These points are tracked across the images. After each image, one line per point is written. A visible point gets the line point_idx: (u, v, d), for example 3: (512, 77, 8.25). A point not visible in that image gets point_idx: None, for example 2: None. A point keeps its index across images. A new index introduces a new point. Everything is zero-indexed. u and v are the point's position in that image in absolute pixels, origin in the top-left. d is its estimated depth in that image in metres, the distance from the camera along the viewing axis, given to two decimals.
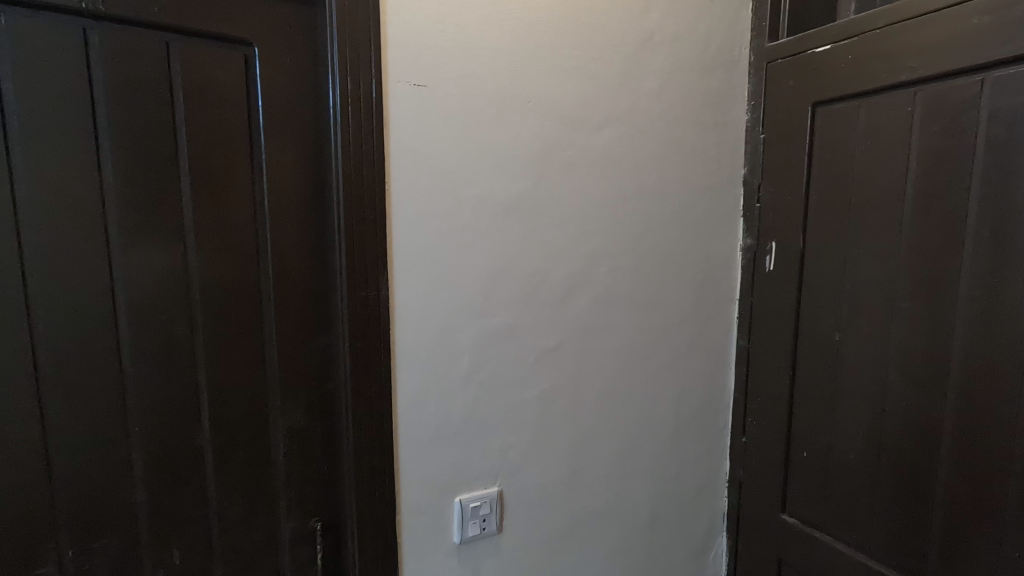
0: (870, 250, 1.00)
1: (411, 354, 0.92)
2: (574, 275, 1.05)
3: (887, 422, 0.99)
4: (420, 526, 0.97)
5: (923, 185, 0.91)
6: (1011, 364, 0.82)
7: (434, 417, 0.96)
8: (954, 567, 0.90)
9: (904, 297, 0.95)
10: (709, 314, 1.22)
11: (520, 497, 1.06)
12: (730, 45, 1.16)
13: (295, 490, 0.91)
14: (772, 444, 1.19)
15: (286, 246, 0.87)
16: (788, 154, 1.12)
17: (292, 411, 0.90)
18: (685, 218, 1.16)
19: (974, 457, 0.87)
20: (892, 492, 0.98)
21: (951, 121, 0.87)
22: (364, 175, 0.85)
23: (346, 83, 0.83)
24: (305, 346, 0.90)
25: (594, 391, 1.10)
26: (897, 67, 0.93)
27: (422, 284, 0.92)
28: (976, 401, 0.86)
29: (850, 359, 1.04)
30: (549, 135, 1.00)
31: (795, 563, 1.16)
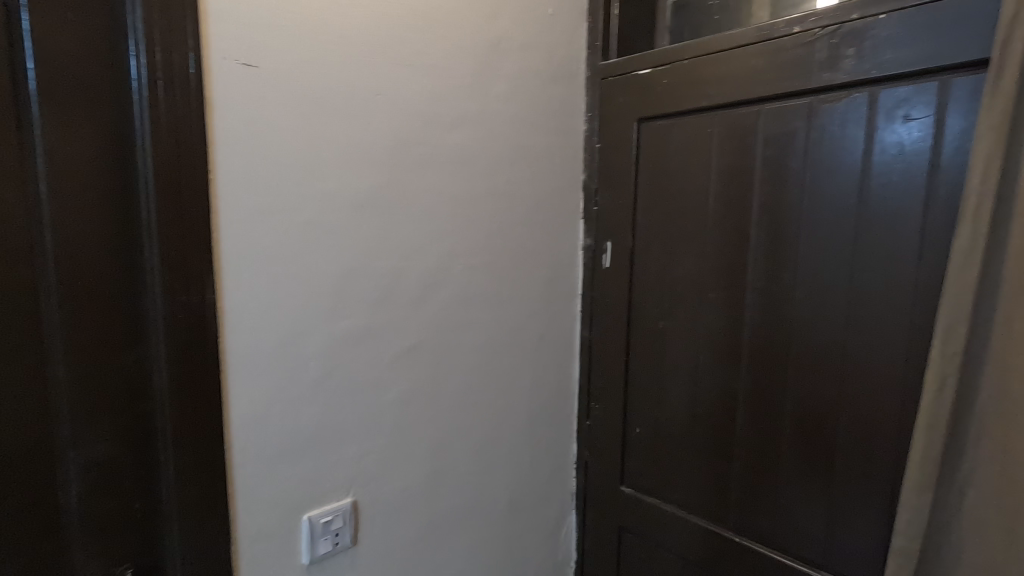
0: (684, 249, 1.16)
1: (248, 364, 0.83)
2: (429, 274, 1.05)
3: (699, 396, 1.16)
4: (263, 552, 0.88)
5: (721, 195, 1.09)
6: (784, 340, 1.02)
7: (277, 431, 0.87)
8: (749, 511, 1.10)
9: (710, 289, 1.12)
10: (556, 308, 1.31)
11: (376, 505, 1.02)
12: (570, 60, 1.26)
13: (95, 535, 0.76)
14: (612, 424, 1.32)
15: (75, 242, 0.71)
16: (620, 163, 1.25)
17: (90, 440, 0.75)
18: (534, 219, 1.23)
19: (760, 418, 1.07)
20: (704, 454, 1.16)
21: (739, 143, 1.05)
22: (183, 161, 0.74)
23: (155, 53, 0.71)
24: (106, 362, 0.75)
25: (451, 389, 1.11)
26: (701, 94, 1.09)
27: (259, 286, 0.83)
28: (761, 372, 1.06)
29: (671, 343, 1.20)
30: (399, 131, 0.97)
31: (632, 528, 1.30)
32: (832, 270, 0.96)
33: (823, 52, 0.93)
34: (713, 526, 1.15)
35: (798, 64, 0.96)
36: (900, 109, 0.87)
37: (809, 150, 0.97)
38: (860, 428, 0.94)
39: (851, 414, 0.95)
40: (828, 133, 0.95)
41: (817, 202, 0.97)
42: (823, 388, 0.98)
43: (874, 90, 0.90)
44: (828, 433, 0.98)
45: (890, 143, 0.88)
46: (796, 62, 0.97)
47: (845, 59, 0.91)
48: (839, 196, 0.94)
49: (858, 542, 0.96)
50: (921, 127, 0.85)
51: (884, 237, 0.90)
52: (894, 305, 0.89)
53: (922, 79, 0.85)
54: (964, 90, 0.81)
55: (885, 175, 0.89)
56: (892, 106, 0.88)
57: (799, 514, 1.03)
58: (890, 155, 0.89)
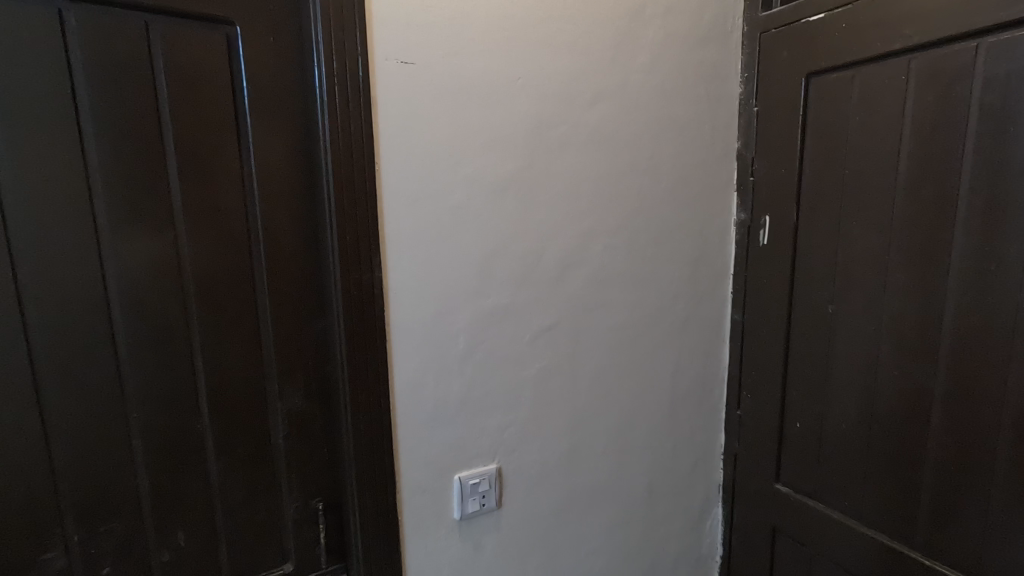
0: (863, 222, 0.99)
1: (408, 336, 0.93)
2: (569, 255, 1.05)
3: (880, 392, 1.00)
4: (421, 504, 0.98)
5: (917, 156, 0.91)
6: (1003, 332, 0.83)
7: (432, 397, 0.96)
8: (943, 531, 0.92)
9: (897, 269, 0.95)
10: (703, 289, 1.23)
11: (518, 474, 1.07)
12: (723, 16, 1.14)
13: (296, 472, 0.93)
14: (767, 417, 1.21)
15: (278, 230, 0.86)
16: (782, 127, 1.11)
17: (291, 394, 0.90)
18: (679, 194, 1.16)
19: (964, 423, 0.89)
20: (883, 460, 1.00)
21: (945, 90, 0.86)
22: (354, 156, 0.84)
23: (332, 63, 0.81)
24: (300, 330, 0.90)
25: (590, 369, 1.11)
26: (891, 35, 0.92)
27: (416, 266, 0.92)
28: (967, 369, 0.87)
29: (842, 331, 1.05)
30: (540, 112, 0.98)
31: (789, 531, 1.18)
32: None
33: None
34: (894, 543, 1.00)
35: None
36: None
37: None
38: None
39: None
40: None
41: None
42: None
43: None
44: None
45: None
46: None
47: None
48: None
49: None
50: None
51: None
52: None
53: None
54: None
55: None
56: None
57: (1017, 545, 0.84)
58: None
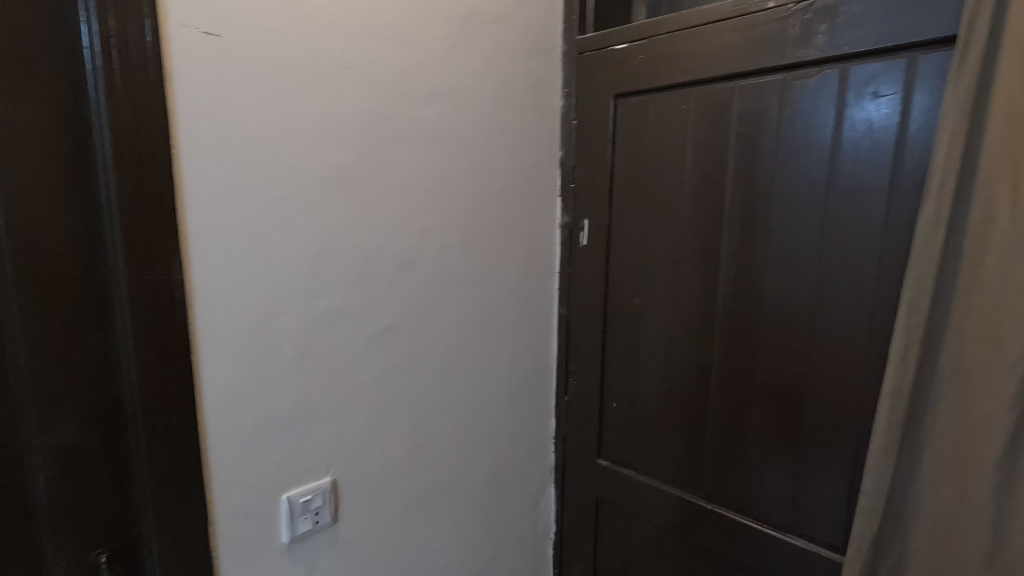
0: (660, 226, 1.17)
1: (220, 345, 0.82)
2: (405, 254, 1.03)
3: (674, 370, 1.18)
4: (242, 533, 0.88)
5: (696, 172, 1.10)
6: (755, 315, 1.05)
7: (253, 412, 0.86)
8: (720, 479, 1.14)
9: (685, 266, 1.14)
10: (534, 287, 1.31)
11: (356, 483, 1.02)
12: (546, 34, 1.24)
13: (66, 521, 0.75)
14: (590, 400, 1.35)
15: (31, 221, 0.68)
16: (597, 140, 1.24)
17: (56, 425, 0.73)
18: (511, 197, 1.22)
19: (732, 390, 1.10)
20: (678, 427, 1.19)
21: (714, 120, 1.06)
22: (143, 135, 0.71)
23: (107, 20, 0.67)
24: (69, 345, 0.73)
25: (429, 368, 1.11)
26: (677, 69, 1.09)
27: (229, 265, 0.81)
28: (734, 346, 1.08)
29: (646, 319, 1.22)
30: (371, 106, 0.95)
31: (609, 499, 1.33)
32: (802, 245, 0.98)
33: (797, 29, 0.94)
34: (688, 496, 1.19)
35: (772, 40, 0.96)
36: (870, 86, 0.89)
37: (781, 127, 0.98)
38: (826, 397, 0.98)
39: (818, 384, 0.99)
40: (800, 110, 0.96)
41: (789, 179, 0.98)
42: (792, 361, 1.01)
43: (845, 67, 0.91)
44: (797, 403, 1.02)
45: (859, 120, 0.90)
46: (769, 38, 0.97)
47: (818, 35, 0.92)
48: (810, 173, 0.96)
49: (824, 506, 1.00)
50: (889, 104, 0.87)
51: (851, 214, 0.92)
52: (860, 279, 0.92)
53: (892, 55, 0.86)
54: (931, 67, 0.83)
55: (853, 153, 0.91)
56: (862, 83, 0.89)
57: (768, 481, 1.07)
58: (859, 132, 0.90)
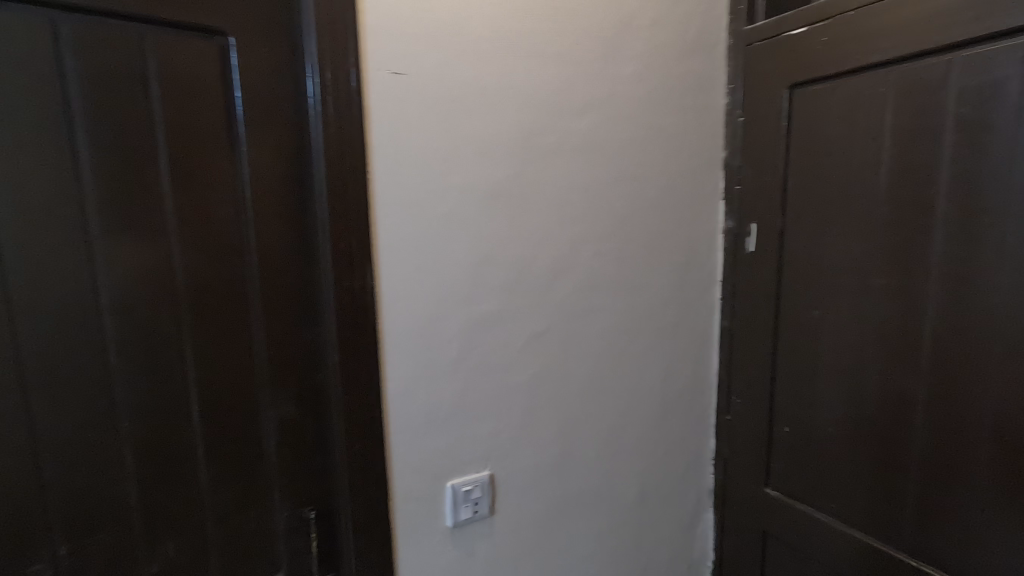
0: (846, 229, 1.02)
1: (400, 343, 0.93)
2: (560, 262, 1.07)
3: (865, 396, 1.02)
4: (414, 511, 0.98)
5: (896, 165, 0.94)
6: (981, 335, 0.85)
7: (424, 404, 0.97)
8: (928, 532, 0.94)
9: (880, 274, 0.98)
10: (692, 296, 1.24)
11: (511, 480, 1.08)
12: (708, 29, 1.17)
13: (287, 480, 0.92)
14: (756, 421, 1.22)
15: (271, 238, 0.87)
16: (766, 136, 1.13)
17: (282, 402, 0.90)
18: (667, 203, 1.18)
19: (946, 424, 0.91)
20: (870, 462, 1.02)
21: (922, 102, 0.89)
22: (348, 165, 0.85)
23: (324, 73, 0.82)
24: (292, 338, 0.90)
25: (581, 375, 1.12)
26: (870, 48, 0.95)
27: (408, 273, 0.92)
28: (949, 372, 0.89)
29: (827, 335, 1.07)
30: (530, 122, 1.00)
31: (779, 534, 1.20)
32: None
33: None
34: (882, 545, 1.01)
35: None
36: None
37: None
38: None
39: None
40: None
41: None
42: None
43: None
44: None
45: None
46: None
47: None
48: None
49: None
50: None
51: None
52: None
53: None
54: None
55: None
56: None
57: (1000, 544, 0.85)
58: None
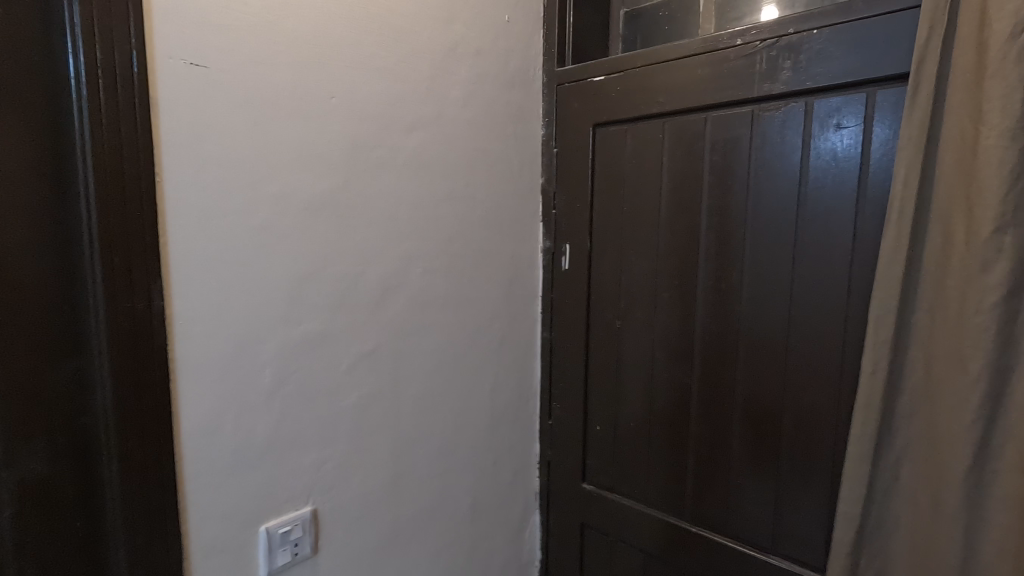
0: (639, 250, 1.20)
1: (200, 372, 0.81)
2: (388, 278, 1.04)
3: (656, 392, 1.20)
4: (217, 567, 0.85)
5: (673, 198, 1.13)
6: (732, 336, 1.08)
7: (231, 440, 0.85)
8: (704, 501, 1.14)
9: (664, 289, 1.16)
10: (516, 310, 1.32)
11: (337, 513, 1.00)
12: (526, 65, 1.28)
13: (32, 557, 0.72)
14: (573, 423, 1.35)
15: (9, 249, 0.68)
16: (576, 167, 1.28)
17: (24, 458, 0.71)
18: (492, 222, 1.24)
19: (712, 411, 1.11)
20: (661, 449, 1.20)
21: (689, 148, 1.10)
22: (127, 164, 0.71)
23: (93, 50, 0.68)
24: (42, 375, 0.71)
25: (412, 393, 1.11)
26: (652, 100, 1.14)
27: (210, 291, 0.81)
28: (713, 368, 1.10)
29: (627, 341, 1.24)
30: (356, 135, 0.97)
31: (594, 524, 1.33)
32: (774, 269, 1.01)
33: (763, 64, 0.99)
34: (672, 519, 1.19)
35: (741, 75, 1.02)
36: (832, 118, 0.93)
37: (752, 155, 1.03)
38: (803, 417, 1.00)
39: (796, 404, 1.01)
40: (768, 140, 1.00)
41: (761, 206, 1.02)
42: (770, 381, 1.03)
43: (809, 101, 0.96)
44: (775, 423, 1.03)
45: (823, 150, 0.95)
46: (738, 73, 1.02)
47: (783, 70, 0.97)
48: (779, 200, 1.00)
49: (806, 527, 1.01)
50: (851, 135, 0.92)
51: (818, 239, 0.96)
52: (830, 301, 0.96)
53: (851, 90, 0.92)
54: (887, 101, 0.88)
55: (819, 181, 0.95)
56: (825, 115, 0.94)
57: (750, 502, 1.08)
58: (823, 162, 0.95)
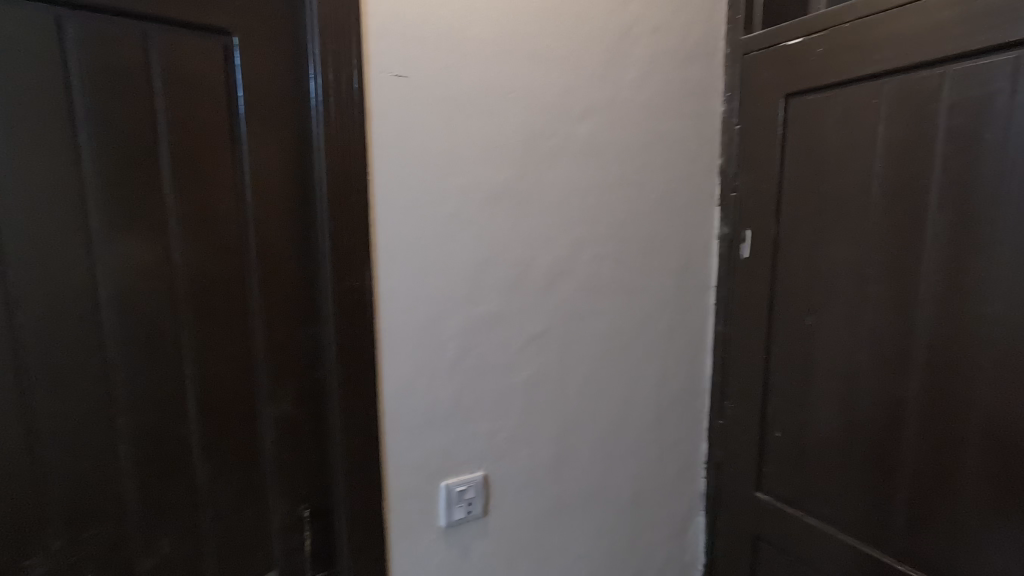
0: (841, 237, 1.03)
1: (398, 343, 0.94)
2: (557, 264, 1.07)
3: (857, 402, 1.03)
4: (408, 510, 0.99)
5: (890, 174, 0.95)
6: (971, 342, 0.87)
7: (421, 404, 0.97)
8: (917, 537, 0.95)
9: (873, 282, 0.99)
10: (687, 301, 1.26)
11: (506, 481, 1.08)
12: (707, 38, 1.19)
13: (283, 478, 0.93)
14: (749, 425, 1.24)
15: (271, 237, 0.87)
16: (763, 145, 1.15)
17: (280, 399, 0.91)
18: (665, 208, 1.19)
19: (934, 429, 0.92)
20: (861, 468, 1.03)
21: (915, 114, 0.91)
22: (350, 166, 0.86)
23: (328, 74, 0.83)
24: (291, 336, 0.91)
25: (578, 377, 1.13)
26: (864, 60, 0.97)
27: (407, 273, 0.93)
28: (939, 379, 0.91)
29: (821, 341, 1.08)
30: (531, 127, 1.01)
31: (771, 539, 1.21)
32: None
33: None
34: (872, 550, 1.02)
35: (999, 13, 0.80)
36: None
37: (1013, 115, 0.81)
38: None
39: None
40: None
41: (1023, 179, 0.80)
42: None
43: None
44: None
45: None
46: (995, 11, 0.80)
47: None
48: None
49: None
50: None
51: None
52: None
53: None
54: None
55: None
56: None
57: (988, 549, 0.87)
58: None
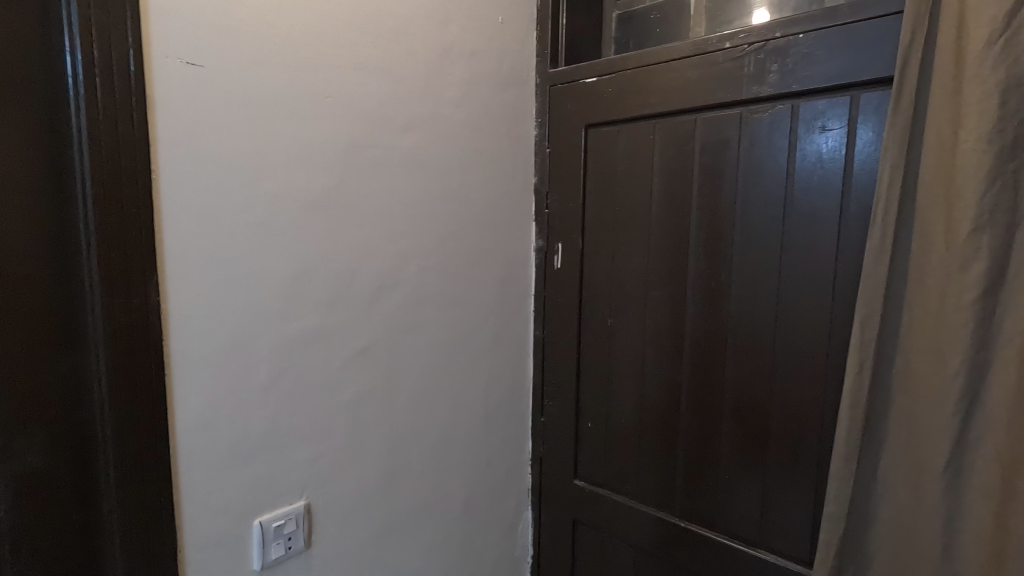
0: (631, 250, 1.21)
1: (195, 367, 0.82)
2: (382, 277, 1.05)
3: (647, 389, 1.21)
4: (212, 559, 0.86)
5: (664, 198, 1.15)
6: (722, 333, 1.09)
7: (227, 435, 0.86)
8: (692, 497, 1.16)
9: (655, 287, 1.18)
10: (510, 308, 1.34)
11: (330, 507, 1.02)
12: (520, 67, 1.30)
13: (28, 550, 0.73)
14: (565, 420, 1.36)
15: (8, 243, 0.69)
16: (569, 168, 1.29)
17: (21, 450, 0.72)
18: (486, 222, 1.25)
19: (701, 406, 1.13)
20: (653, 446, 1.21)
21: (679, 150, 1.12)
22: (123, 161, 0.72)
23: (91, 48, 0.69)
24: (38, 368, 0.72)
25: (406, 389, 1.12)
26: (642, 102, 1.16)
27: (205, 286, 0.82)
28: (703, 365, 1.12)
29: (620, 339, 1.25)
30: (350, 134, 0.98)
31: (587, 520, 1.34)
32: (761, 268, 1.03)
33: (752, 67, 1.01)
34: (661, 513, 1.21)
35: (730, 77, 1.04)
36: (818, 120, 0.95)
37: (742, 156, 1.04)
38: (790, 413, 1.02)
39: (783, 401, 1.03)
40: (756, 141, 1.02)
41: (750, 206, 1.04)
42: (758, 378, 1.05)
43: (796, 103, 0.98)
44: (762, 419, 1.06)
45: (810, 151, 0.97)
46: (727, 75, 1.04)
47: (770, 73, 0.99)
48: (767, 201, 1.02)
49: (792, 522, 1.03)
50: (837, 137, 0.94)
51: (805, 239, 0.98)
52: (816, 301, 0.98)
53: (837, 93, 0.94)
54: (873, 104, 0.90)
55: (807, 182, 0.97)
56: (811, 118, 0.96)
57: (738, 497, 1.10)
58: (809, 162, 0.97)
